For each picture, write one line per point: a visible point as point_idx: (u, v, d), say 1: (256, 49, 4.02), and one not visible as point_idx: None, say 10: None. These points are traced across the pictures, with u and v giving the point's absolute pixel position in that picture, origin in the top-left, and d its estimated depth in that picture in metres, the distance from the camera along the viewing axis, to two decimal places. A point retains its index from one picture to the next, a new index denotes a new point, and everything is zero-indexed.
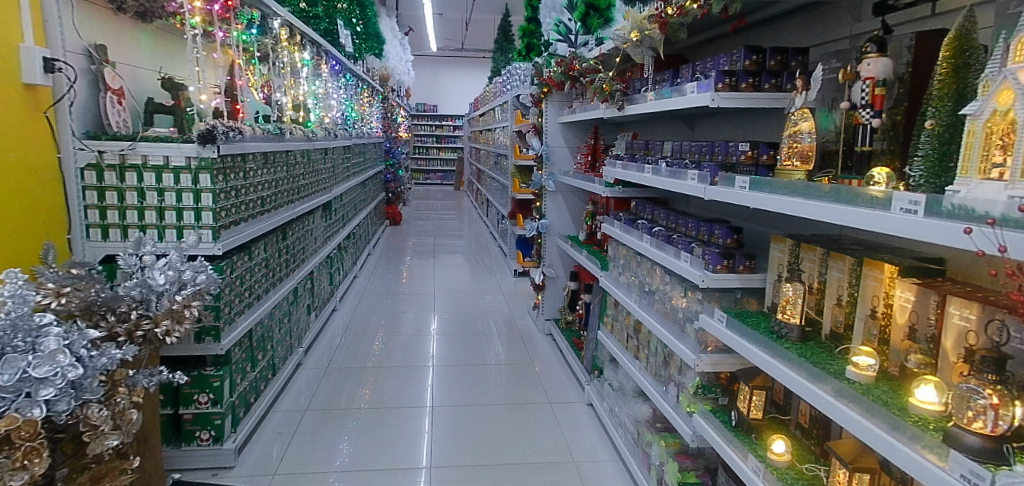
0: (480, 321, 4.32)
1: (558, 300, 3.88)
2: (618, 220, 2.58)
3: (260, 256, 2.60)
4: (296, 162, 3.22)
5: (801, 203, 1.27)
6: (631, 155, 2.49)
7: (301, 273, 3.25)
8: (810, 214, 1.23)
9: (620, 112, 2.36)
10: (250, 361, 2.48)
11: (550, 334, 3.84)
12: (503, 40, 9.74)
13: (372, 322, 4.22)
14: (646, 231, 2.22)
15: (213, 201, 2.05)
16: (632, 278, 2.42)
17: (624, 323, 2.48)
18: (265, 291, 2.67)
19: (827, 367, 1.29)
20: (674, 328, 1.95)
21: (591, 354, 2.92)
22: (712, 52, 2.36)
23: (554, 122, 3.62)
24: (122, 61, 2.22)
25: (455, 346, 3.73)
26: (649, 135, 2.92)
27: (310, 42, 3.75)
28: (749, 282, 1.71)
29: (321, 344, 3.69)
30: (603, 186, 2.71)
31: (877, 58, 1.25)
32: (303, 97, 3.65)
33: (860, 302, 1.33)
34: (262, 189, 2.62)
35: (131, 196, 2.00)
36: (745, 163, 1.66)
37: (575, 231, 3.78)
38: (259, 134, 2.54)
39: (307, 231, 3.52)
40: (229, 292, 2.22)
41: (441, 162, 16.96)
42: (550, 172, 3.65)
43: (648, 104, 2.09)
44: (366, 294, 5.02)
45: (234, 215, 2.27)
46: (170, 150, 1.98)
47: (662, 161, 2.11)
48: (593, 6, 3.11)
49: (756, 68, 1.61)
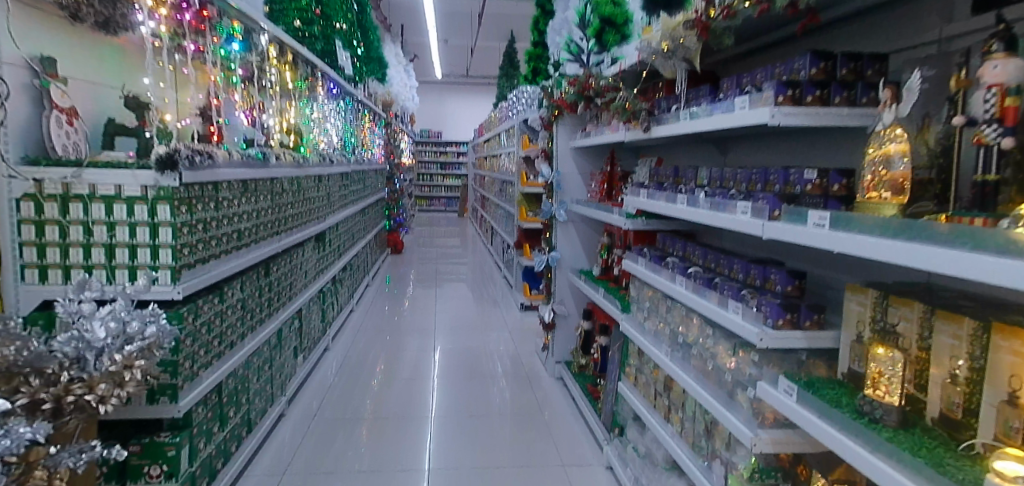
0: (483, 362, 3.95)
1: (569, 342, 3.51)
2: (642, 255, 2.25)
3: (235, 297, 2.29)
4: (282, 190, 2.93)
5: (904, 247, 0.94)
6: (657, 182, 2.18)
7: (286, 313, 2.93)
8: (913, 262, 0.89)
9: (646, 135, 2.07)
10: (217, 420, 2.14)
11: (562, 379, 3.46)
12: (508, 66, 9.60)
13: (366, 363, 3.86)
14: (679, 272, 1.88)
15: (174, 237, 1.75)
16: (659, 326, 2.07)
17: (651, 377, 2.12)
18: (240, 337, 2.34)
19: (957, 473, 0.87)
20: (719, 391, 1.60)
21: (611, 409, 2.50)
22: (749, 67, 2.11)
23: (565, 146, 3.35)
24: (76, 77, 1.94)
25: (456, 393, 3.37)
26: (673, 159, 2.63)
27: (303, 61, 3.51)
28: (818, 342, 1.37)
29: (309, 390, 3.33)
30: (624, 217, 2.39)
31: (1006, 58, 0.95)
32: (294, 120, 3.38)
33: (990, 380, 0.94)
34: (239, 220, 2.33)
35: (75, 232, 1.70)
36: (810, 193, 1.35)
37: (588, 265, 3.45)
38: (235, 159, 2.25)
39: (295, 265, 3.21)
40: (192, 343, 1.90)
41: (444, 188, 16.72)
42: (561, 200, 3.33)
43: (680, 125, 1.81)
44: (362, 330, 4.67)
45: (200, 253, 1.96)
46: (122, 177, 1.69)
47: (698, 189, 1.80)
48: (609, 22, 2.92)
49: (823, 77, 1.33)
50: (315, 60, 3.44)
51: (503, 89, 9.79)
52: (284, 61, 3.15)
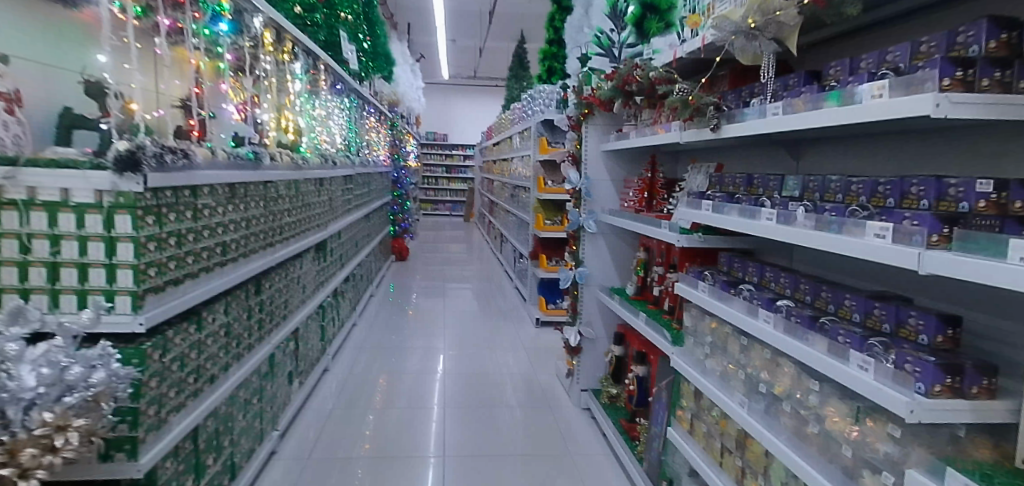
0: (498, 386, 3.56)
1: (597, 368, 3.14)
2: (703, 279, 1.88)
3: (217, 323, 1.93)
4: (277, 194, 2.58)
5: None
6: (725, 192, 1.81)
7: (279, 335, 2.57)
8: None
9: (713, 135, 1.70)
10: (191, 472, 1.75)
11: (590, 410, 3.08)
12: (518, 67, 9.23)
13: (369, 387, 3.48)
14: (764, 305, 1.51)
15: (136, 255, 1.39)
16: (728, 367, 1.69)
17: (716, 428, 1.74)
18: (222, 369, 1.97)
19: None
20: (831, 467, 1.21)
21: (658, 457, 2.11)
22: (830, 56, 1.78)
23: (596, 150, 2.99)
24: (17, 55, 1.60)
25: (468, 423, 3.00)
26: (738, 166, 2.28)
27: (305, 51, 3.17)
28: (992, 415, 0.96)
29: (303, 421, 2.94)
30: (676, 232, 2.03)
31: None
32: (293, 117, 3.05)
33: None
34: (224, 232, 1.97)
35: (9, 247, 1.35)
36: (983, 212, 0.96)
37: (620, 282, 3.09)
38: (219, 159, 1.91)
39: (292, 279, 2.86)
40: (159, 384, 1.52)
41: (450, 192, 16.38)
42: (590, 210, 2.98)
43: (768, 123, 1.44)
44: (365, 346, 4.29)
45: (172, 272, 1.60)
46: (72, 178, 1.34)
47: (790, 203, 1.44)
48: (651, 8, 2.56)
49: (1006, 54, 0.93)
50: (317, 50, 3.11)
51: (512, 91, 9.43)
52: (281, 50, 2.81)
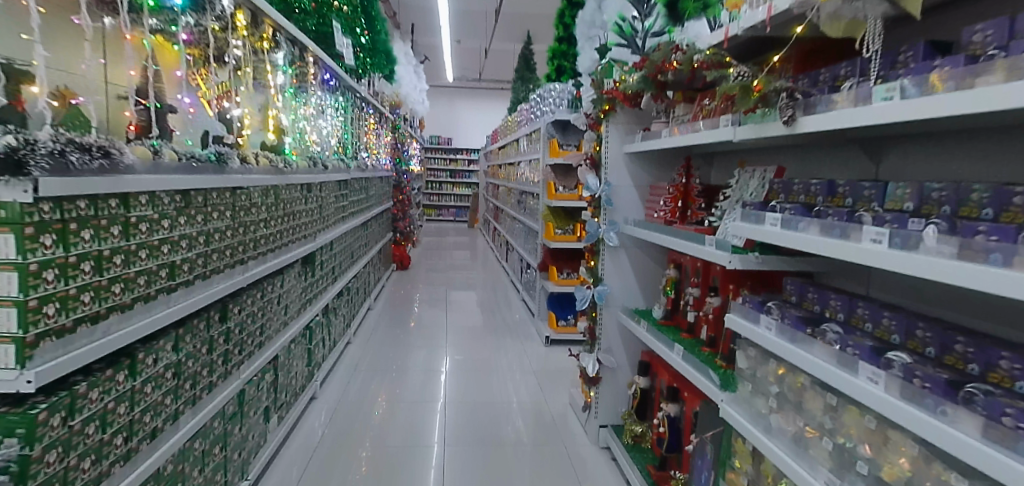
0: (505, 415, 3.17)
1: (619, 401, 2.76)
2: (767, 314, 1.50)
3: (162, 365, 1.56)
4: (252, 203, 2.23)
5: None
6: (797, 204, 1.44)
7: (250, 367, 2.21)
8: None
9: (786, 130, 1.31)
10: None
11: (611, 449, 2.69)
12: (525, 69, 8.87)
13: (359, 414, 3.10)
14: (869, 358, 1.12)
15: (22, 289, 1.01)
16: (808, 431, 1.30)
17: None
18: (169, 419, 1.61)
19: None
20: None
21: None
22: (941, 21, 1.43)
23: (619, 151, 2.63)
24: None
25: (470, 460, 2.61)
26: (803, 173, 1.90)
27: (289, 41, 2.83)
28: None
29: (282, 460, 2.57)
30: (726, 251, 1.64)
31: None
32: (275, 115, 2.72)
33: None
34: (172, 249, 1.61)
35: None
36: None
37: (645, 302, 2.71)
38: (168, 162, 1.56)
39: (270, 300, 2.50)
40: (63, 456, 1.13)
41: (455, 198, 16.06)
42: (611, 220, 2.61)
43: (872, 110, 1.03)
44: (359, 367, 3.92)
45: (89, 308, 1.22)
46: None
47: (907, 221, 1.06)
48: None
49: None
50: (302, 40, 2.77)
51: (518, 94, 9.08)
52: (258, 35, 2.50)
